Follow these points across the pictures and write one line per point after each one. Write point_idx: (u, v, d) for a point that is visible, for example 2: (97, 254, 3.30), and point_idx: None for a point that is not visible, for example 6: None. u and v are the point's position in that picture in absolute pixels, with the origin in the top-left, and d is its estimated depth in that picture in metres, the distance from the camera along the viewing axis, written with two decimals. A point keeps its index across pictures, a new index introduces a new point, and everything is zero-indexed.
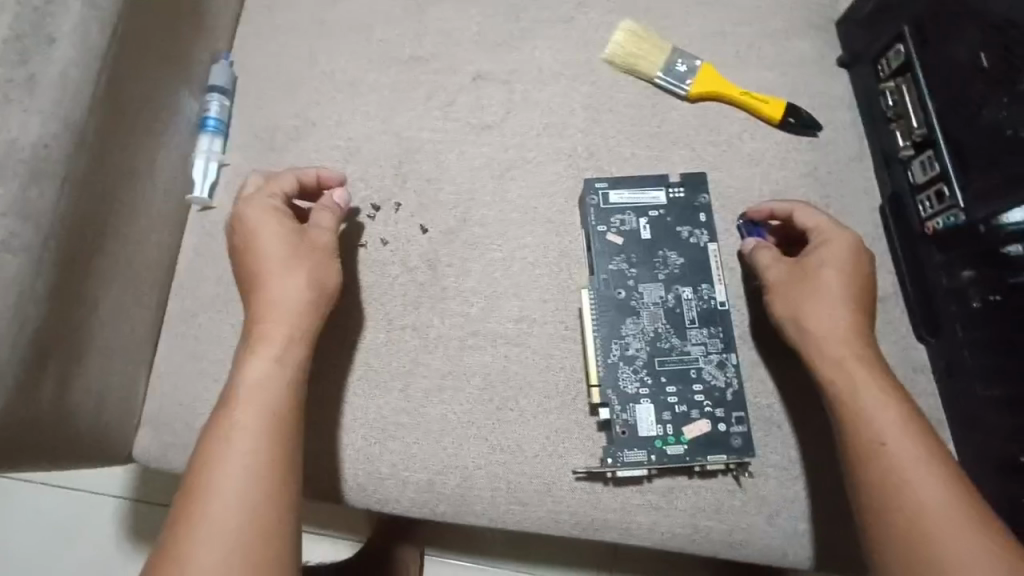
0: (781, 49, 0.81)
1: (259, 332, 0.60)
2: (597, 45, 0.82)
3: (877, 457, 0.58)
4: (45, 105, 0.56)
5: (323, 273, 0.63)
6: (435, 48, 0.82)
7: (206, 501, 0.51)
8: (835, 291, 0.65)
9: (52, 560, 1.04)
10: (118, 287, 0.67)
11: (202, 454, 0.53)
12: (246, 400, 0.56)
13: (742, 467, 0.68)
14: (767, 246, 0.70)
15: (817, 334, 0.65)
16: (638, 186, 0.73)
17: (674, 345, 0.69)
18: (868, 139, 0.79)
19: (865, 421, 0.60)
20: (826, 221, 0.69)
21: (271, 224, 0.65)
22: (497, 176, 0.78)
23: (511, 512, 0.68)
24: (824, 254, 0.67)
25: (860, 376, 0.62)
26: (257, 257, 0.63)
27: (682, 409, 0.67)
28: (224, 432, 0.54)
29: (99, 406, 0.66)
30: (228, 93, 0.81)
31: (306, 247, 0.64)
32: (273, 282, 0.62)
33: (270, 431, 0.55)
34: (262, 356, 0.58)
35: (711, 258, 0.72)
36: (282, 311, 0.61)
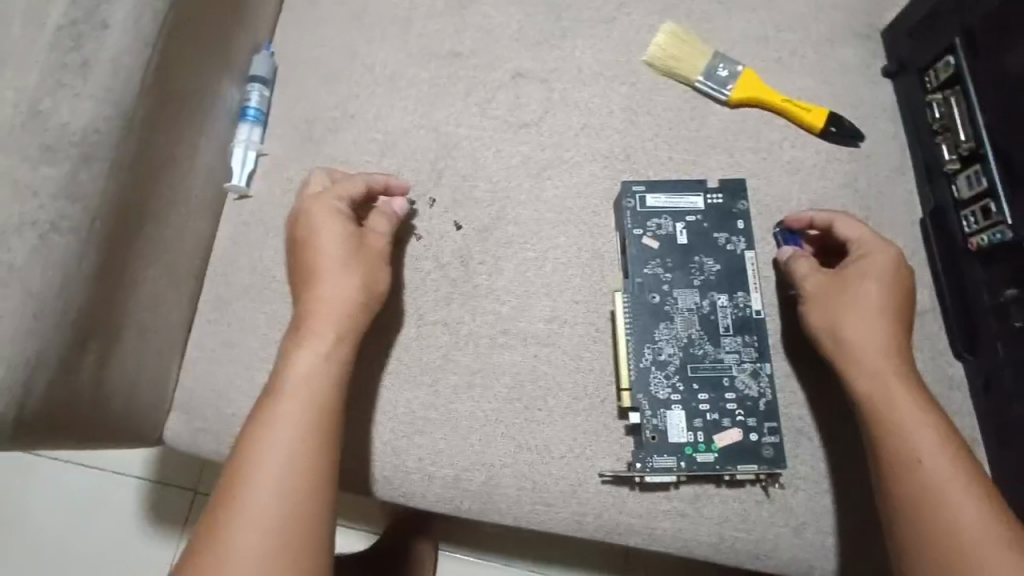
0: (824, 56, 0.80)
1: (308, 327, 0.62)
2: (637, 46, 0.81)
3: (913, 474, 0.57)
4: (98, 90, 0.57)
5: (374, 278, 0.66)
6: (475, 45, 0.82)
7: (245, 489, 0.53)
8: (874, 304, 0.64)
9: (71, 537, 1.06)
10: (157, 271, 0.68)
11: (246, 443, 0.56)
12: (292, 393, 0.58)
13: (772, 478, 0.67)
14: (805, 255, 0.69)
15: (854, 347, 0.63)
16: (676, 191, 0.73)
17: (707, 352, 0.69)
18: (912, 151, 0.77)
19: (902, 437, 0.59)
20: (867, 233, 0.68)
21: (333, 225, 0.66)
22: (533, 174, 0.78)
23: (536, 512, 0.68)
24: (863, 267, 0.66)
25: (896, 391, 0.61)
26: (314, 255, 0.65)
27: (714, 417, 0.67)
28: (267, 422, 0.56)
29: (134, 388, 0.67)
30: (268, 83, 0.82)
31: (364, 251, 0.67)
32: (325, 280, 0.64)
33: (314, 426, 0.57)
34: (309, 351, 0.61)
35: (747, 265, 0.71)
36: (332, 309, 0.63)
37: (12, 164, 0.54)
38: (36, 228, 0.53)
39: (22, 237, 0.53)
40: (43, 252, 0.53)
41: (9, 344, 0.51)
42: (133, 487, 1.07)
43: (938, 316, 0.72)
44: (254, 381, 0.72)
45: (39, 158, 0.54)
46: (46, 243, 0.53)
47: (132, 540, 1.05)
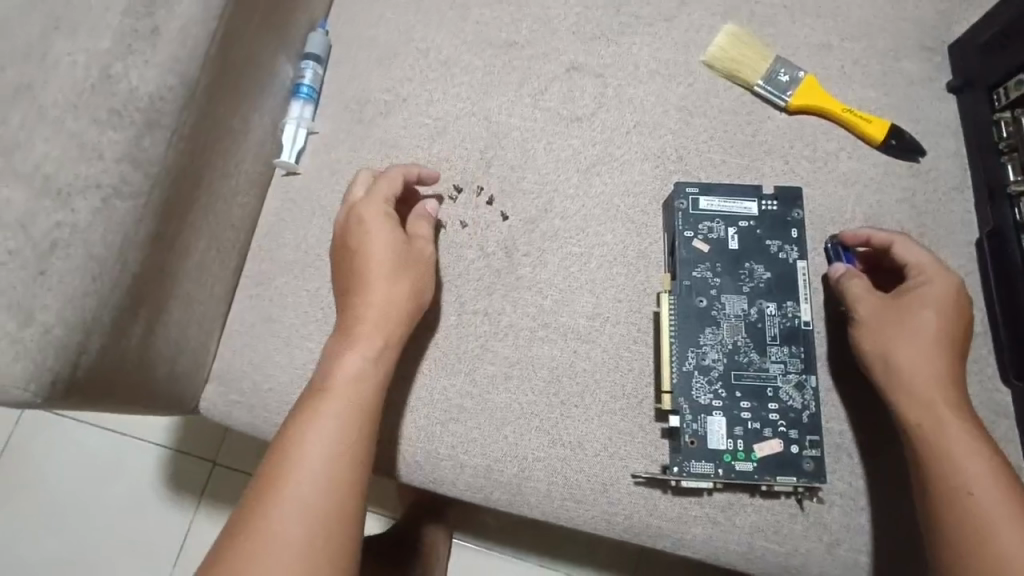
0: (887, 68, 0.79)
1: (358, 329, 0.64)
2: (696, 46, 0.80)
3: (962, 505, 0.56)
4: (166, 58, 0.57)
5: (422, 287, 0.68)
6: (532, 35, 0.82)
7: (294, 470, 0.54)
8: (930, 332, 0.63)
9: (91, 499, 1.07)
10: (206, 242, 0.68)
11: (292, 432, 0.57)
12: (341, 389, 0.60)
13: (809, 492, 0.66)
14: (858, 275, 0.68)
15: (905, 372, 0.62)
16: (730, 195, 0.72)
17: (752, 361, 0.68)
18: (972, 170, 0.76)
19: (952, 466, 0.57)
20: (929, 258, 0.66)
21: (385, 228, 0.68)
22: (583, 170, 0.77)
23: (565, 508, 0.67)
24: (923, 294, 0.65)
25: (949, 421, 0.59)
26: (364, 258, 0.67)
27: (755, 426, 0.66)
28: (317, 412, 0.58)
29: (176, 356, 0.67)
30: (322, 62, 0.82)
31: (412, 257, 0.69)
32: (376, 281, 0.66)
33: (358, 424, 0.58)
34: (357, 352, 0.62)
35: (799, 276, 0.70)
36: (382, 314, 0.65)
37: (80, 126, 0.54)
38: (100, 191, 0.53)
39: (85, 198, 0.53)
40: (104, 215, 0.53)
41: (67, 304, 0.52)
42: (156, 454, 1.08)
43: (990, 341, 0.71)
44: (292, 357, 0.72)
45: (106, 121, 0.54)
46: (108, 206, 0.54)
47: (151, 506, 1.07)
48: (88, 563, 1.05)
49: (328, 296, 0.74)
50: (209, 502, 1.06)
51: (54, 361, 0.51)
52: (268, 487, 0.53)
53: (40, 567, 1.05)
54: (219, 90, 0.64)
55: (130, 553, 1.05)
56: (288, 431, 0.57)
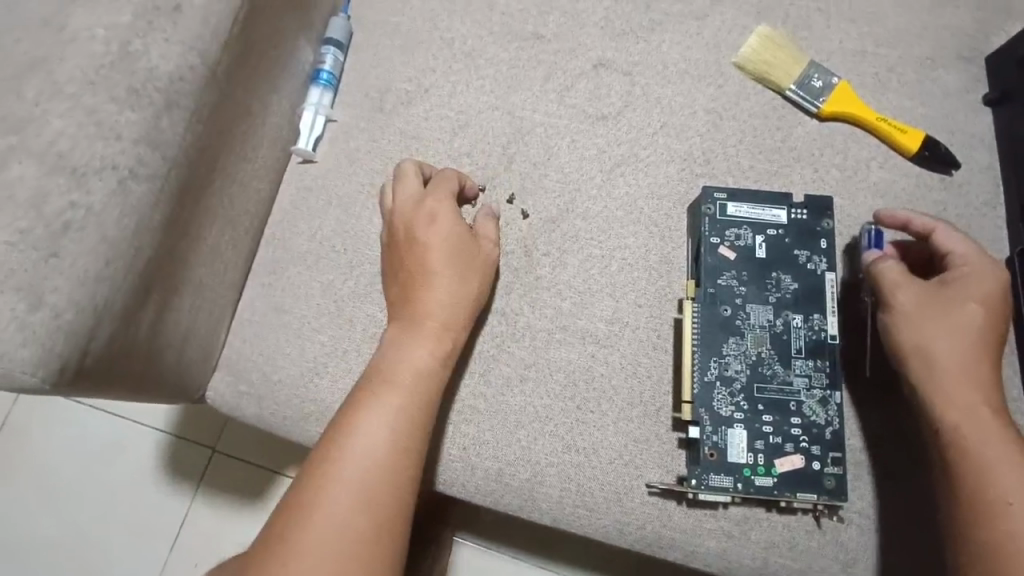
0: (924, 78, 0.77)
1: (422, 324, 0.63)
2: (728, 47, 0.78)
3: (999, 515, 0.54)
4: (186, 37, 0.55)
5: (478, 287, 0.67)
6: (559, 29, 0.80)
7: (346, 457, 0.53)
8: (972, 329, 0.61)
9: (89, 481, 1.06)
10: (218, 229, 0.66)
11: (349, 415, 0.56)
12: (400, 381, 0.59)
13: (828, 509, 0.65)
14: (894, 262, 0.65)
15: (945, 372, 0.60)
16: (759, 202, 0.70)
17: (776, 373, 0.66)
18: (1008, 187, 0.74)
19: (989, 474, 0.55)
20: (974, 249, 0.64)
21: (449, 225, 0.68)
22: (606, 170, 0.75)
23: (577, 515, 0.66)
24: (965, 286, 0.62)
25: (990, 427, 0.58)
26: (429, 251, 0.66)
27: (776, 441, 0.65)
28: (376, 401, 0.57)
29: (184, 344, 0.65)
30: (343, 47, 0.80)
31: (475, 258, 0.68)
32: (439, 281, 0.65)
33: (412, 417, 0.57)
34: (420, 347, 0.62)
35: (827, 287, 0.68)
36: (448, 312, 0.64)
37: (97, 103, 0.51)
38: (116, 172, 0.51)
39: (101, 179, 0.51)
40: (120, 197, 0.52)
41: (78, 288, 0.50)
42: (155, 439, 1.07)
43: (1016, 362, 0.69)
44: (303, 350, 0.71)
45: (125, 100, 0.52)
46: (124, 188, 0.52)
47: (149, 496, 1.05)
48: (84, 546, 1.03)
49: (341, 289, 0.72)
50: (208, 489, 1.05)
51: (63, 346, 0.49)
52: (324, 467, 0.53)
53: (34, 553, 1.03)
54: (237, 70, 0.62)
55: (126, 537, 1.04)
56: (346, 412, 0.57)
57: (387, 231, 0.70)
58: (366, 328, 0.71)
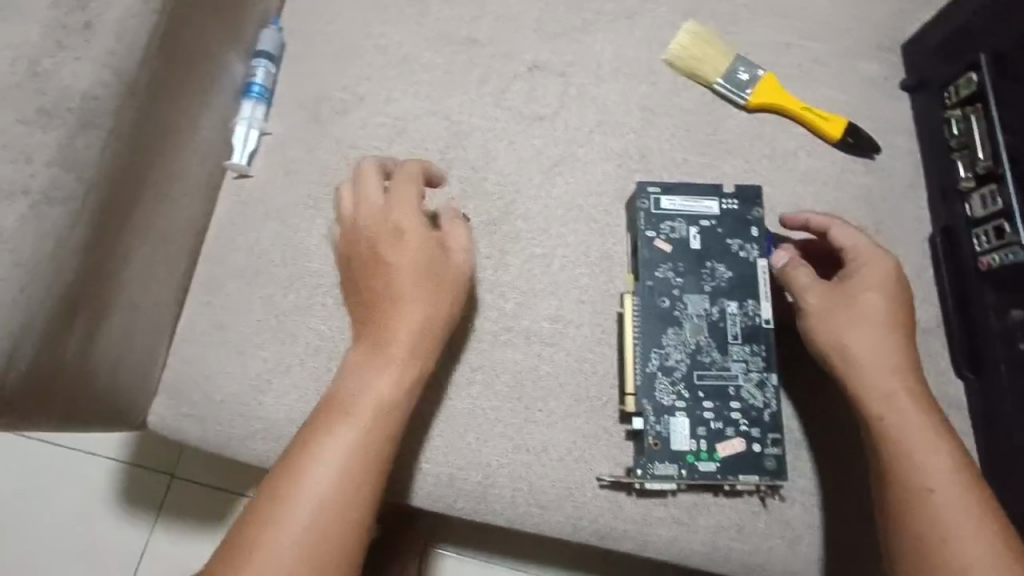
0: (845, 67, 0.79)
1: (386, 345, 0.60)
2: (659, 44, 0.80)
3: (924, 501, 0.56)
4: (99, 54, 0.54)
5: (450, 300, 0.63)
6: (493, 32, 0.80)
7: (298, 489, 0.52)
8: (884, 317, 0.63)
9: (39, 516, 1.02)
10: (149, 249, 0.65)
11: (305, 442, 0.55)
12: (357, 411, 0.56)
13: (771, 490, 0.66)
14: (800, 266, 0.67)
15: (864, 362, 0.62)
16: (691, 194, 0.71)
17: (714, 360, 0.67)
18: (926, 169, 0.77)
19: (913, 462, 0.57)
20: (866, 245, 0.66)
21: (416, 234, 0.63)
22: (545, 170, 0.76)
23: (529, 514, 0.66)
24: (864, 278, 0.64)
25: (909, 415, 0.59)
26: (396, 262, 0.62)
27: (718, 426, 0.66)
28: (333, 429, 0.55)
29: (118, 368, 0.63)
30: (275, 59, 0.79)
31: (446, 267, 0.63)
32: (408, 296, 0.61)
33: (370, 445, 0.55)
34: (383, 370, 0.59)
35: (760, 274, 0.70)
36: (414, 332, 0.60)
37: (5, 126, 0.51)
38: (27, 198, 0.50)
39: (11, 205, 0.50)
40: (32, 222, 0.50)
41: None
42: (109, 468, 1.04)
43: (943, 335, 0.72)
44: (246, 367, 0.70)
45: (35, 122, 0.52)
46: (37, 213, 0.51)
47: (104, 523, 1.02)
48: None
49: (282, 303, 0.71)
50: (166, 516, 1.02)
51: None
52: (277, 499, 0.52)
53: None
54: (162, 87, 0.61)
55: (81, 572, 1.00)
56: (302, 438, 0.55)
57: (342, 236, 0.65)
58: (310, 341, 0.70)
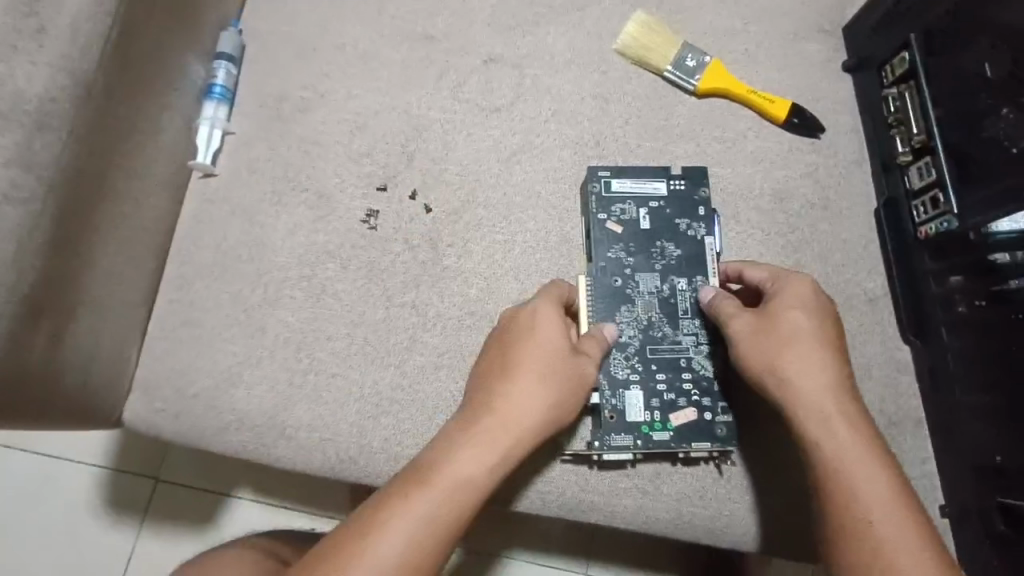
0: (788, 50, 0.83)
1: (489, 428, 0.58)
2: (610, 34, 0.82)
3: (866, 532, 0.54)
4: (54, 58, 0.57)
5: (563, 403, 0.60)
6: (448, 28, 0.82)
7: (367, 549, 0.50)
8: (810, 338, 0.61)
9: (22, 524, 1.03)
10: (114, 248, 0.66)
11: (386, 503, 0.53)
12: (446, 488, 0.54)
13: (724, 455, 0.69)
14: (726, 296, 0.67)
15: (797, 388, 0.60)
16: (640, 176, 0.74)
17: (666, 334, 0.70)
18: (869, 144, 0.80)
19: (854, 492, 0.56)
20: (778, 271, 0.66)
21: (561, 330, 0.63)
22: (503, 159, 0.78)
23: (499, 491, 0.68)
24: (785, 299, 0.63)
25: (846, 440, 0.58)
26: (521, 350, 0.62)
27: (670, 397, 0.69)
28: (418, 498, 0.53)
29: (88, 365, 0.65)
30: (235, 60, 0.81)
31: (570, 370, 0.62)
32: (522, 388, 0.60)
33: (447, 526, 0.53)
34: (482, 456, 0.57)
35: (707, 251, 0.73)
36: (518, 425, 0.58)
37: None
38: None
39: None
40: None
41: None
42: (91, 474, 1.05)
43: (889, 303, 0.75)
44: (216, 360, 0.71)
45: None
46: None
47: (88, 530, 1.03)
48: None
49: (250, 297, 0.73)
50: (150, 518, 1.03)
51: None
52: (346, 554, 0.50)
53: None
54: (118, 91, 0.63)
55: None
56: (384, 497, 0.54)
57: (500, 320, 0.67)
58: (279, 333, 0.72)
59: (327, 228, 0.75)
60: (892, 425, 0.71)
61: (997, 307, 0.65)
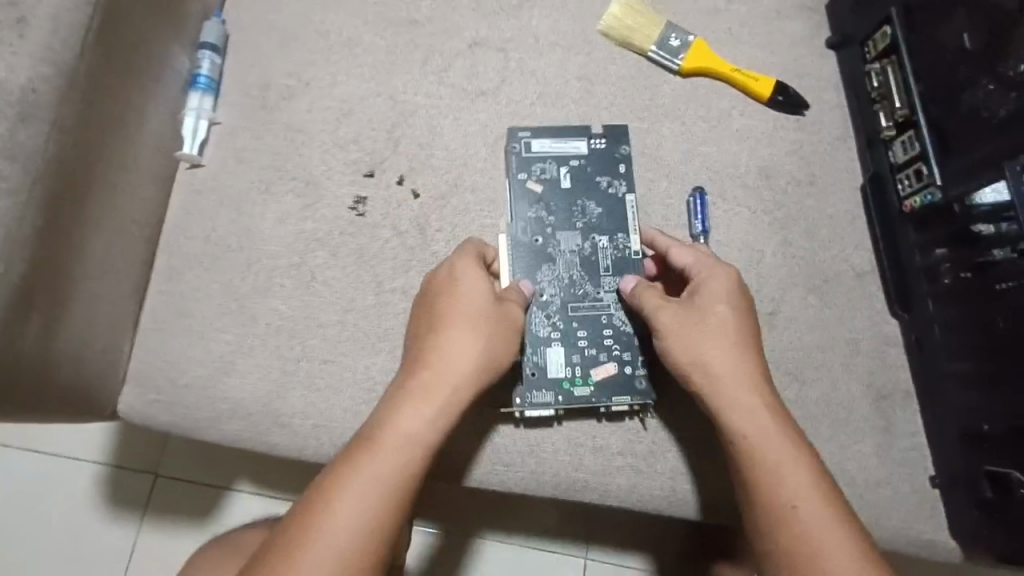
0: (771, 27, 0.83)
1: (424, 384, 0.59)
2: (593, 16, 0.82)
3: (790, 517, 0.55)
4: (35, 49, 0.57)
5: (495, 350, 0.62)
6: (431, 13, 0.82)
7: (325, 522, 0.52)
8: (727, 330, 0.63)
9: (23, 520, 1.03)
10: (105, 240, 0.67)
11: (332, 476, 0.54)
12: (392, 448, 0.56)
13: (646, 408, 0.71)
14: (649, 288, 0.67)
15: (718, 380, 0.61)
16: (559, 136, 0.76)
17: (587, 292, 0.72)
18: (854, 121, 0.80)
19: (775, 480, 0.56)
20: (702, 257, 0.67)
21: (481, 282, 0.65)
22: (490, 143, 0.78)
23: (494, 473, 0.69)
24: (707, 291, 0.65)
25: (768, 428, 0.59)
26: (447, 308, 0.63)
27: (591, 352, 0.70)
28: (366, 462, 0.55)
29: (82, 357, 0.65)
30: (219, 50, 0.81)
31: (497, 317, 0.63)
32: (451, 341, 0.61)
33: (399, 482, 0.55)
34: (421, 410, 0.58)
35: (628, 207, 0.75)
36: (452, 376, 0.60)
37: None
38: None
39: None
40: None
41: None
42: (89, 469, 1.05)
43: (876, 278, 0.76)
44: (209, 350, 0.71)
45: None
46: None
47: (90, 525, 1.03)
48: None
49: (241, 286, 0.73)
50: (150, 510, 1.04)
51: None
52: (303, 530, 0.51)
53: None
54: (104, 81, 0.63)
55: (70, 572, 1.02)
56: (330, 472, 0.55)
57: (423, 286, 0.68)
58: (271, 321, 0.72)
59: (315, 215, 0.76)
60: (880, 398, 0.72)
61: (981, 277, 0.65)
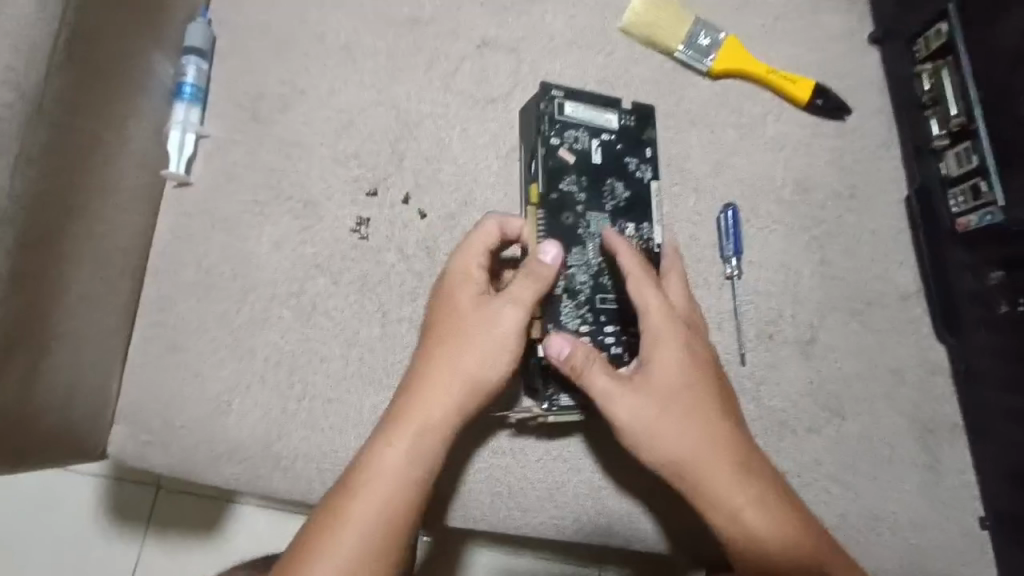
0: (808, 23, 0.76)
1: (409, 403, 0.55)
2: (614, 11, 0.75)
3: None
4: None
5: (487, 355, 0.56)
6: (436, 10, 0.75)
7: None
8: (697, 410, 0.56)
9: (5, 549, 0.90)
10: (87, 275, 0.61)
11: (304, 548, 0.50)
12: (371, 480, 0.52)
13: None
14: (596, 363, 0.56)
15: (695, 472, 0.55)
16: (594, 104, 0.67)
17: (619, 282, 0.63)
18: (900, 127, 0.74)
19: None
20: (657, 316, 0.57)
21: (475, 279, 0.59)
22: (503, 155, 0.72)
23: (511, 518, 0.64)
24: (666, 363, 0.56)
25: (755, 519, 0.54)
26: (439, 312, 0.59)
27: (621, 351, 0.62)
28: (342, 503, 0.51)
29: (69, 403, 0.60)
30: (205, 55, 0.74)
31: (491, 316, 0.57)
32: (440, 351, 0.57)
33: (381, 516, 0.51)
34: (404, 431, 0.54)
35: (653, 195, 0.67)
36: (438, 390, 0.55)
37: None
38: None
39: None
40: None
41: None
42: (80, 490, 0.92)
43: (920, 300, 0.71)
44: (204, 387, 0.66)
45: None
46: None
47: None
48: None
49: (237, 318, 0.68)
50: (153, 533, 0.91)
51: None
52: None
53: None
54: (77, 100, 0.56)
55: None
56: (301, 541, 0.51)
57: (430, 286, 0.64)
58: (270, 355, 0.67)
59: (315, 239, 0.70)
60: (925, 432, 0.67)
61: None
